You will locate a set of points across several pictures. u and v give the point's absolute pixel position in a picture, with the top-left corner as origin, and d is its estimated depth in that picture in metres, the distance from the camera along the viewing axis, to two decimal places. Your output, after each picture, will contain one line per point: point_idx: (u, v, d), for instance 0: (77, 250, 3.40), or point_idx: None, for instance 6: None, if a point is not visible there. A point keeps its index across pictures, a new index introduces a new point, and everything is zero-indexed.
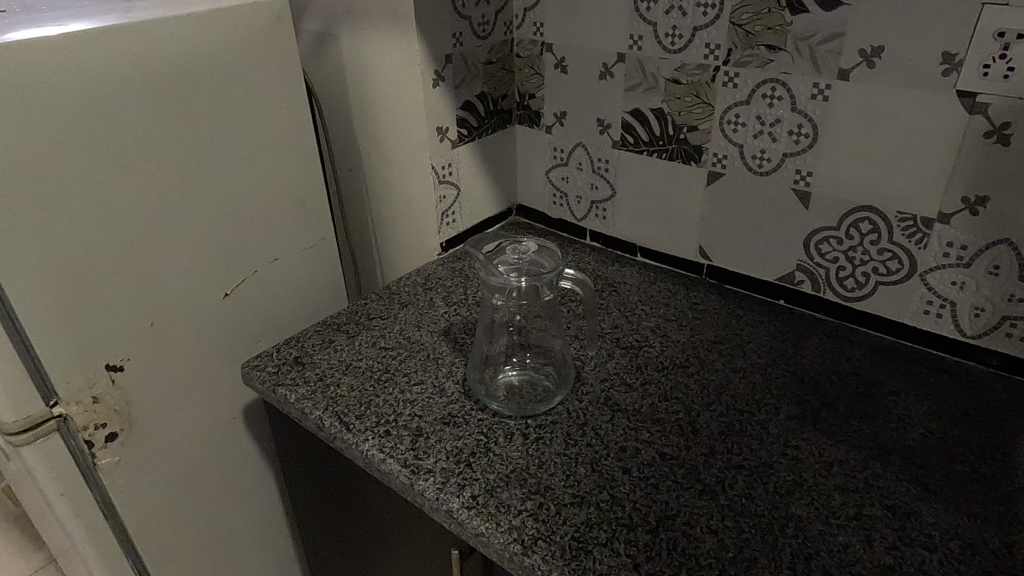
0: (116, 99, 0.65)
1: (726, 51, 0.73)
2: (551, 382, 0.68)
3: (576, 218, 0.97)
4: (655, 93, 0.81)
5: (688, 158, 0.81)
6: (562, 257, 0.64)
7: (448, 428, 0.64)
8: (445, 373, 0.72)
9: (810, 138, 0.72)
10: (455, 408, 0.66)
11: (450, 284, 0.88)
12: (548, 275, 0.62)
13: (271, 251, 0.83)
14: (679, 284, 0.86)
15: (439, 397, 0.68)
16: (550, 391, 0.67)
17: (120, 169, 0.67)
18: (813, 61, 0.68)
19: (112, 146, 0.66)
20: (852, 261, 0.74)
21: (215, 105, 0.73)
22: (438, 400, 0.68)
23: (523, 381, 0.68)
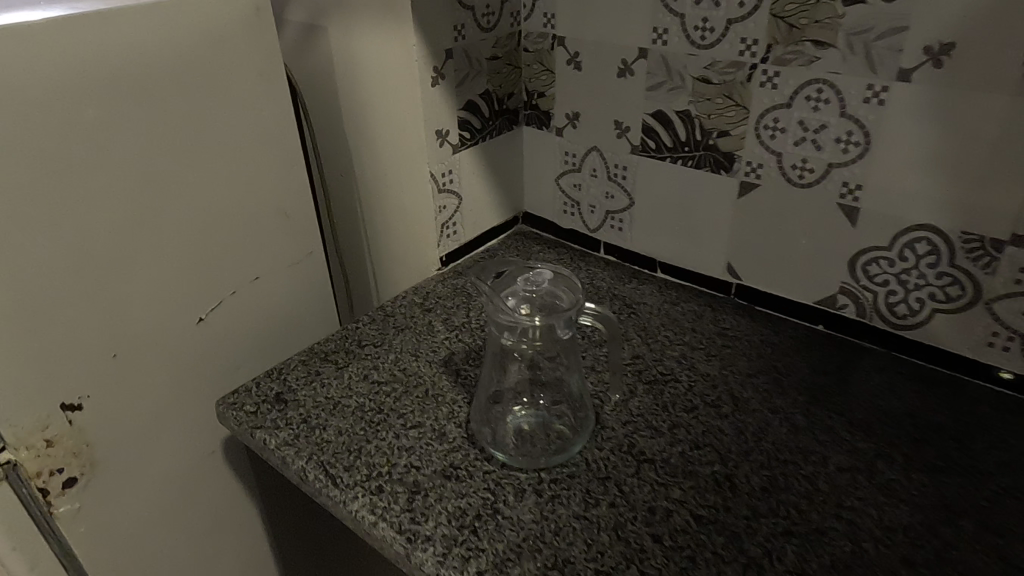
0: (70, 100, 0.56)
1: (765, 48, 0.65)
2: (567, 426, 0.59)
3: (589, 228, 0.88)
4: (681, 93, 0.72)
5: (717, 166, 0.73)
6: (582, 288, 0.55)
7: (450, 484, 0.56)
8: (447, 413, 0.63)
9: (860, 148, 0.63)
10: (458, 459, 0.58)
11: (451, 305, 0.79)
12: (566, 311, 0.53)
13: (251, 269, 0.75)
14: (704, 305, 0.78)
15: (439, 444, 0.60)
16: (566, 438, 0.59)
17: (73, 183, 0.58)
18: (868, 59, 0.60)
19: (63, 157, 0.57)
20: (905, 286, 0.66)
21: (185, 107, 0.64)
22: (438, 449, 0.59)
23: (535, 425, 0.60)
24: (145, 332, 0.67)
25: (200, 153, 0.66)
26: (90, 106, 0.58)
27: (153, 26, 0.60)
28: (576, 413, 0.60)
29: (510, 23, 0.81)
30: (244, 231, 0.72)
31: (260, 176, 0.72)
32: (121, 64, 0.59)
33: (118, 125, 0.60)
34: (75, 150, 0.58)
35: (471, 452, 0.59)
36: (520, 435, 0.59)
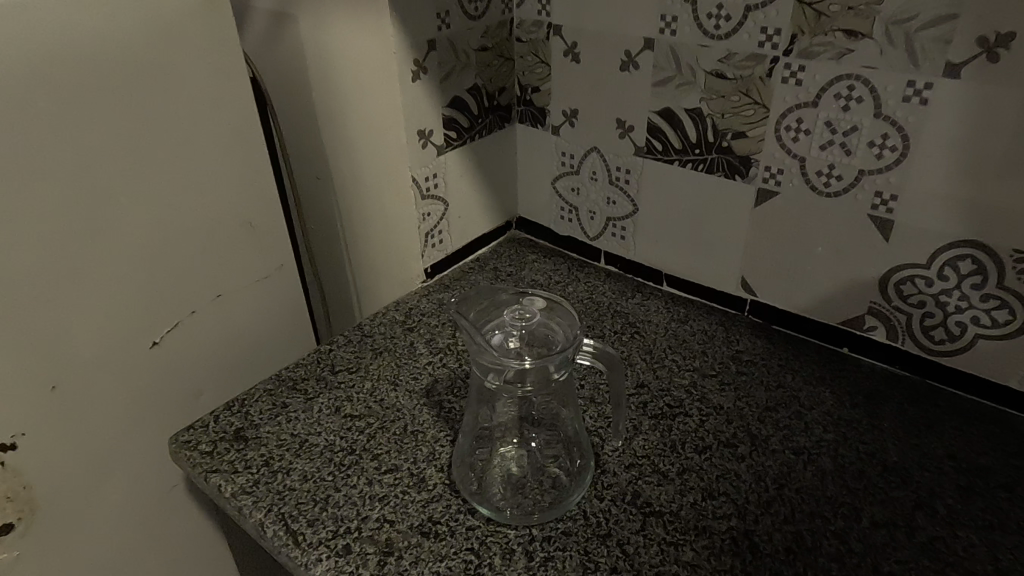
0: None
1: (789, 39, 0.57)
2: (562, 473, 0.52)
3: (588, 236, 0.80)
4: (692, 89, 0.64)
5: (731, 171, 0.65)
6: (580, 323, 0.47)
7: (427, 544, 0.49)
8: (426, 454, 0.56)
9: (897, 154, 0.56)
10: (438, 512, 0.51)
11: (435, 324, 0.72)
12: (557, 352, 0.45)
13: (213, 286, 0.67)
14: (715, 323, 0.71)
15: (417, 493, 0.52)
16: (561, 487, 0.51)
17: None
18: (909, 51, 0.52)
19: None
20: (943, 308, 0.58)
21: (131, 106, 0.56)
22: (415, 499, 0.52)
23: (526, 470, 0.53)
24: (92, 359, 0.60)
25: (150, 158, 0.58)
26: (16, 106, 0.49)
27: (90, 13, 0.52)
28: (573, 455, 0.53)
29: (501, 10, 0.73)
30: (205, 245, 0.65)
31: (222, 182, 0.65)
32: (53, 58, 0.51)
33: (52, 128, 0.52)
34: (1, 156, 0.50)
35: (453, 503, 0.52)
36: (509, 483, 0.52)
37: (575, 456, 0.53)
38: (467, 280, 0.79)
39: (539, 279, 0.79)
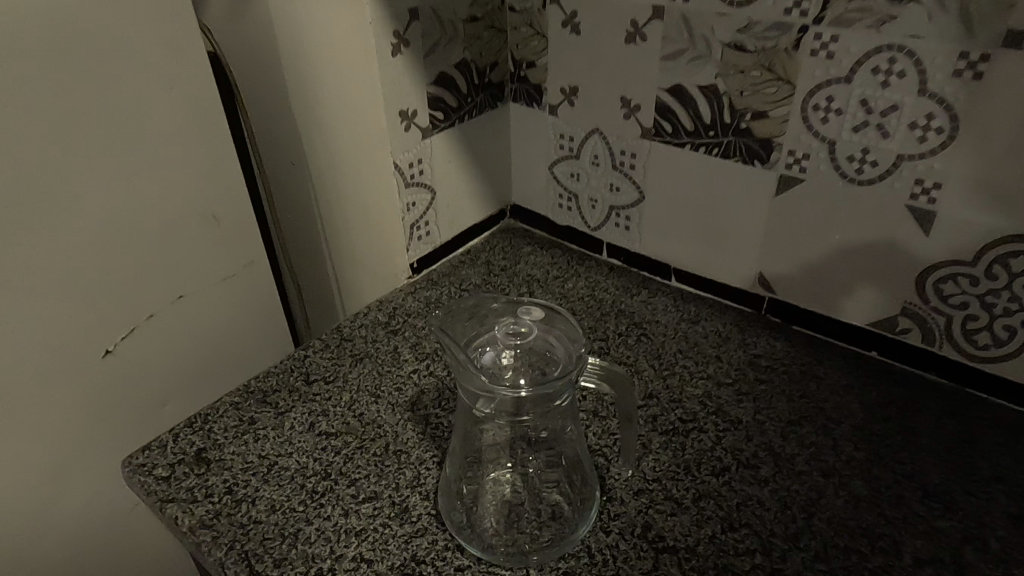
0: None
1: (820, 5, 0.49)
2: (564, 504, 0.46)
3: (588, 226, 0.74)
4: (707, 64, 0.57)
5: (751, 156, 0.58)
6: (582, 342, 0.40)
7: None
8: (408, 487, 0.49)
9: (943, 137, 0.49)
10: (424, 549, 0.45)
11: (422, 326, 0.65)
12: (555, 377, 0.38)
13: (173, 287, 0.59)
14: (730, 323, 0.64)
15: (399, 526, 0.46)
16: (563, 521, 0.45)
17: None
18: (964, 19, 0.45)
19: None
20: (990, 310, 0.52)
21: (68, 80, 0.47)
22: (396, 534, 0.46)
23: (523, 501, 0.47)
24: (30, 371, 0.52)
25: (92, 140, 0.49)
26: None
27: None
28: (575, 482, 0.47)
29: None
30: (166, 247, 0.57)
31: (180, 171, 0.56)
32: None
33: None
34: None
35: (441, 539, 0.46)
36: (504, 515, 0.46)
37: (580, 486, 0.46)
38: (457, 276, 0.73)
39: (536, 273, 0.72)
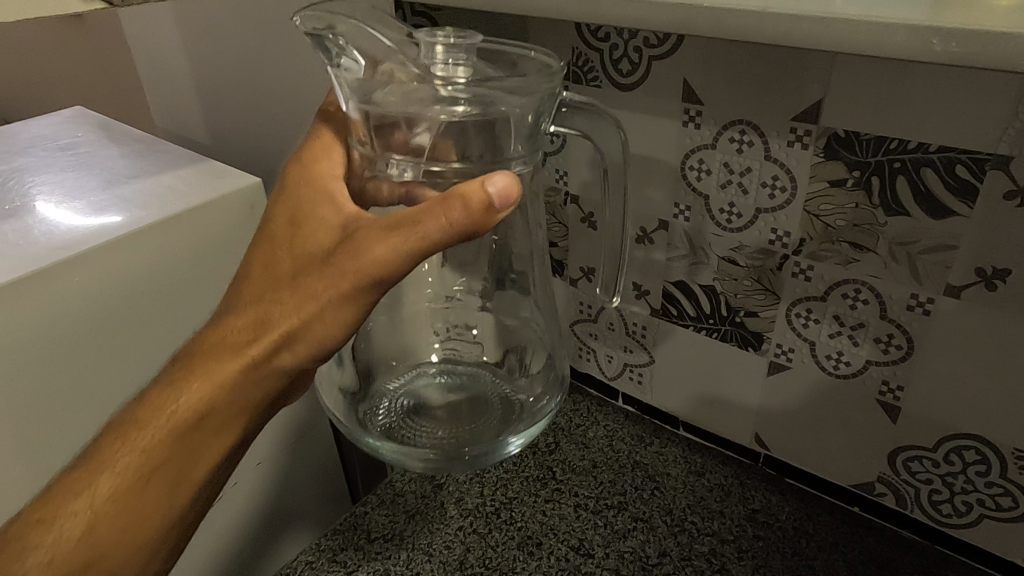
0: (47, 366, 0.56)
1: (798, 241, 0.60)
2: (462, 398, 0.54)
3: (605, 376, 0.82)
4: (705, 269, 0.67)
5: (745, 343, 0.68)
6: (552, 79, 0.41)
7: (380, 445, 0.48)
8: (364, 391, 0.54)
9: (901, 352, 0.59)
10: (388, 425, 0.51)
11: (464, 482, 0.75)
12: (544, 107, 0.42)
13: (256, 455, 0.73)
14: (732, 475, 0.74)
15: (359, 403, 0.53)
16: (456, 404, 0.54)
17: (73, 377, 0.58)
18: (912, 270, 0.56)
19: (69, 381, 0.58)
20: (950, 487, 0.62)
21: (178, 293, 0.64)
22: (358, 405, 0.53)
23: (440, 386, 0.56)
24: None
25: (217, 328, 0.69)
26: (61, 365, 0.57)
27: (141, 251, 0.60)
28: (507, 416, 0.52)
29: None
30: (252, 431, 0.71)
31: None
32: (105, 310, 0.59)
33: (115, 355, 0.60)
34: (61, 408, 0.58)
35: (389, 399, 0.54)
36: (440, 418, 0.52)
37: (515, 415, 0.52)
38: None
39: (560, 421, 0.82)
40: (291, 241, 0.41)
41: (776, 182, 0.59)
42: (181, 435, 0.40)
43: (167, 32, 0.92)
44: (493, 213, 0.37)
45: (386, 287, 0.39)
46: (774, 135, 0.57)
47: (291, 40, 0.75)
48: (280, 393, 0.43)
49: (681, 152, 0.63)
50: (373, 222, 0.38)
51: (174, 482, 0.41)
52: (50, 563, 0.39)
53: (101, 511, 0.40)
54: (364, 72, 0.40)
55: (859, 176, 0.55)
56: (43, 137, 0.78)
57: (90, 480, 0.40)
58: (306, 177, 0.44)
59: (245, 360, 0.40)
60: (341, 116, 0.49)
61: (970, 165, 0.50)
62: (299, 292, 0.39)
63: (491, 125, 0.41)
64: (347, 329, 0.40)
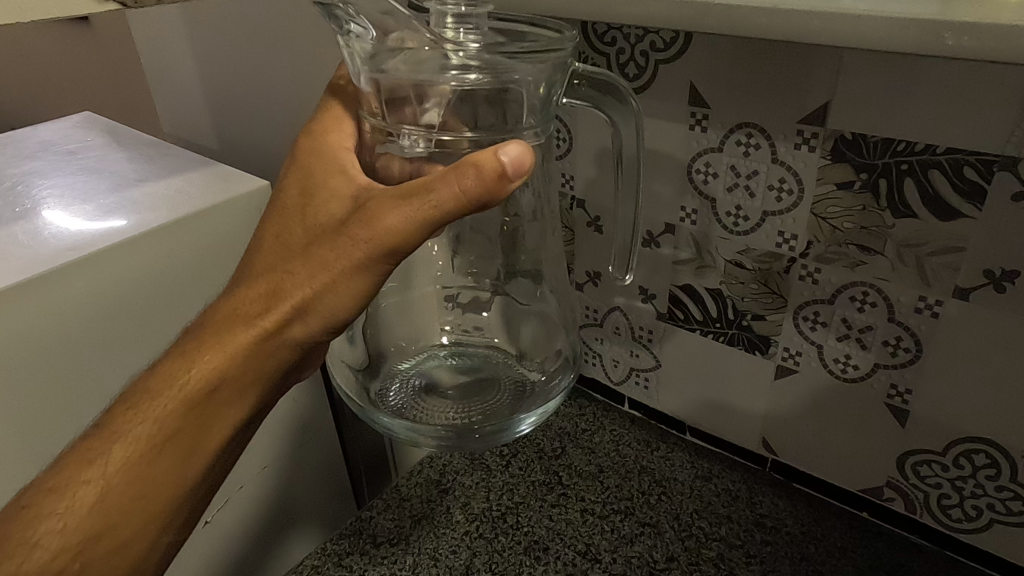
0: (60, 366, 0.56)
1: (805, 243, 0.60)
2: (473, 378, 0.55)
3: (611, 381, 0.82)
4: (712, 272, 0.67)
5: (752, 347, 0.68)
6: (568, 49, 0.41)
7: (392, 422, 0.49)
8: (375, 370, 0.55)
9: (910, 355, 0.59)
10: (399, 403, 0.51)
11: (470, 486, 0.75)
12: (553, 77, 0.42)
13: (261, 459, 0.73)
14: (739, 480, 0.73)
15: (370, 381, 0.54)
16: (467, 384, 0.54)
17: (84, 378, 0.58)
18: (920, 272, 0.56)
19: (82, 381, 0.58)
20: (959, 491, 0.61)
21: (188, 295, 0.64)
22: (369, 384, 0.53)
23: (451, 368, 0.56)
24: None
25: None
26: (72, 366, 0.57)
27: (150, 253, 0.60)
28: (518, 395, 0.53)
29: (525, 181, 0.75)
30: (258, 435, 0.71)
31: None
32: (114, 311, 0.59)
33: (123, 356, 0.60)
34: (70, 409, 0.57)
35: (400, 381, 0.54)
36: (451, 396, 0.52)
37: (526, 394, 0.53)
38: None
39: (566, 426, 0.82)
40: (303, 215, 0.41)
41: (783, 184, 0.59)
42: (195, 404, 0.41)
43: (177, 39, 0.93)
44: (507, 182, 0.37)
45: (397, 258, 0.39)
46: (781, 138, 0.57)
47: (300, 46, 0.76)
48: (294, 365, 0.43)
49: (688, 156, 0.63)
50: (384, 192, 0.39)
51: (187, 452, 0.42)
52: (64, 530, 0.40)
53: (115, 479, 0.40)
54: (375, 39, 0.40)
55: (866, 178, 0.55)
56: (52, 142, 0.79)
57: (104, 447, 0.40)
58: (317, 150, 0.44)
59: (258, 330, 0.40)
60: (351, 91, 0.49)
61: (977, 166, 0.50)
62: (311, 262, 0.39)
63: (500, 97, 0.42)
64: (360, 301, 0.40)
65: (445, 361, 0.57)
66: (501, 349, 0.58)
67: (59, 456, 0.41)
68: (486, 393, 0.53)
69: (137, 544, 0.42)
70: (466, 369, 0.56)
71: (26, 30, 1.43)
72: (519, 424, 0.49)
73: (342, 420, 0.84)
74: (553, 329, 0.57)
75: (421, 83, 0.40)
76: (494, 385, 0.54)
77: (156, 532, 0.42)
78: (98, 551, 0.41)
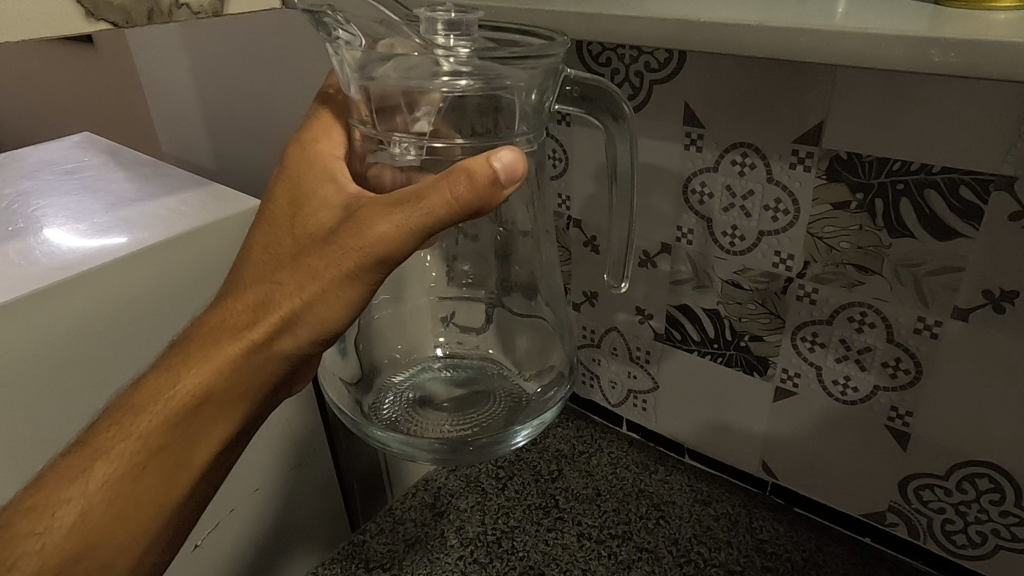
0: (50, 388, 0.56)
1: (802, 264, 0.60)
2: (468, 391, 0.54)
3: (609, 403, 0.81)
4: (709, 292, 0.67)
5: (751, 368, 0.67)
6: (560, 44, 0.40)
7: (386, 437, 0.48)
8: (368, 384, 0.54)
9: (910, 377, 0.58)
10: (393, 417, 0.51)
11: (466, 509, 0.74)
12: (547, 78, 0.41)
13: (253, 481, 0.71)
14: (739, 504, 0.72)
15: (363, 395, 0.53)
16: (463, 396, 0.54)
17: (70, 398, 0.57)
18: (919, 293, 0.55)
19: (67, 401, 0.57)
20: (963, 516, 0.60)
21: (178, 314, 0.64)
22: (362, 397, 0.53)
23: (447, 380, 0.56)
24: None
25: None
26: (58, 384, 0.56)
27: (142, 272, 0.60)
28: (515, 407, 0.52)
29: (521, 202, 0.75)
30: (251, 455, 0.70)
31: None
32: (105, 331, 0.58)
33: (110, 374, 0.60)
34: (54, 427, 0.57)
35: (396, 394, 0.53)
36: (446, 409, 0.52)
37: (522, 406, 0.52)
38: None
39: (563, 448, 0.80)
40: (294, 224, 0.41)
41: (778, 204, 0.59)
42: (182, 419, 0.40)
43: (177, 61, 0.94)
44: (500, 189, 0.37)
45: (390, 266, 0.38)
46: (776, 157, 0.57)
47: (296, 66, 0.76)
48: (283, 379, 0.43)
49: (683, 176, 0.63)
50: (374, 201, 0.38)
51: (172, 468, 0.41)
52: (44, 550, 0.39)
53: (98, 498, 0.39)
54: (363, 46, 0.40)
55: (862, 198, 0.55)
56: (51, 162, 0.79)
57: (86, 465, 0.40)
58: (306, 158, 0.44)
59: (246, 342, 0.40)
60: (341, 99, 0.49)
61: (973, 185, 0.50)
62: (300, 272, 0.39)
63: (491, 107, 0.42)
64: (351, 310, 0.40)
65: (441, 374, 0.56)
66: (496, 361, 0.57)
67: (40, 475, 0.40)
68: (482, 405, 0.52)
69: (121, 564, 0.41)
70: (461, 382, 0.55)
71: (29, 51, 1.44)
72: (515, 436, 0.48)
73: (335, 442, 0.83)
74: (551, 339, 0.56)
75: (415, 88, 0.40)
76: (490, 397, 0.53)
77: (139, 552, 0.42)
78: (80, 571, 0.40)
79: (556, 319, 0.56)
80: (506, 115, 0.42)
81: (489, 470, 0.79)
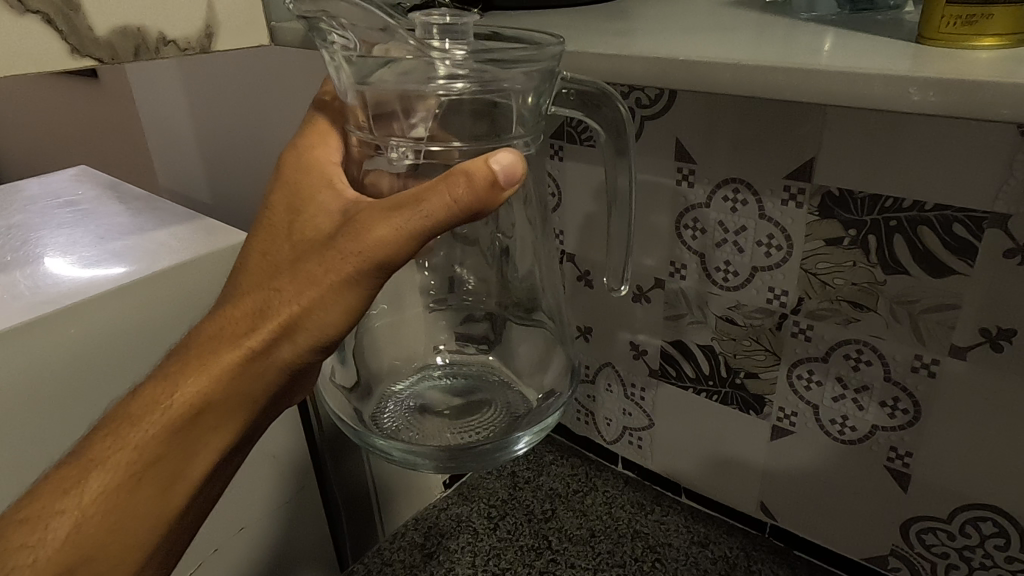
0: (27, 424, 0.54)
1: (795, 299, 0.59)
2: (472, 395, 0.53)
3: (604, 440, 0.80)
4: (704, 328, 0.66)
5: (747, 407, 0.66)
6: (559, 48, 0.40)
7: (388, 445, 0.47)
8: (367, 394, 0.53)
9: (908, 416, 0.57)
10: (394, 427, 0.50)
11: (456, 552, 0.72)
12: (542, 86, 0.41)
13: (239, 519, 0.70)
14: (737, 546, 0.70)
15: (363, 405, 0.52)
16: (466, 400, 0.52)
17: (50, 435, 0.56)
18: (915, 330, 0.54)
19: (46, 437, 0.56)
20: (967, 561, 0.58)
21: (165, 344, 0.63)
22: (362, 409, 0.52)
23: (450, 384, 0.54)
24: None
25: None
26: (38, 417, 0.55)
27: (131, 303, 0.60)
28: (516, 413, 0.51)
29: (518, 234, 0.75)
30: (237, 492, 0.68)
31: None
32: (89, 364, 0.57)
33: (93, 407, 0.59)
34: (31, 463, 0.55)
35: (397, 403, 0.52)
36: (446, 416, 0.51)
37: (523, 412, 0.51)
38: (485, 489, 0.80)
39: (557, 487, 0.79)
40: (292, 230, 0.40)
41: (771, 240, 0.58)
42: (179, 430, 0.39)
43: (176, 95, 0.94)
44: (499, 189, 0.36)
45: (388, 273, 0.38)
46: (768, 194, 0.57)
47: (290, 85, 0.76)
48: (279, 391, 0.42)
49: (676, 209, 0.63)
50: (373, 206, 0.38)
51: (168, 482, 0.40)
52: (36, 565, 0.37)
53: (91, 511, 0.38)
54: (359, 49, 0.39)
55: (855, 234, 0.54)
56: (49, 195, 0.79)
57: (81, 477, 0.39)
58: (301, 166, 0.43)
59: (242, 351, 0.39)
60: (338, 106, 0.48)
61: (967, 223, 0.49)
62: (298, 279, 0.38)
63: (486, 110, 0.41)
64: (349, 319, 0.39)
65: (444, 377, 0.55)
66: (499, 365, 0.56)
67: (31, 487, 0.39)
68: (484, 410, 0.51)
69: None
70: (464, 384, 0.54)
71: (33, 84, 1.45)
72: (518, 442, 0.47)
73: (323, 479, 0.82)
74: (543, 365, 0.55)
75: (411, 92, 0.40)
76: (492, 401, 0.52)
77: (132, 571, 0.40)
78: None
79: (545, 353, 0.55)
80: (500, 136, 0.42)
81: (482, 510, 0.77)
